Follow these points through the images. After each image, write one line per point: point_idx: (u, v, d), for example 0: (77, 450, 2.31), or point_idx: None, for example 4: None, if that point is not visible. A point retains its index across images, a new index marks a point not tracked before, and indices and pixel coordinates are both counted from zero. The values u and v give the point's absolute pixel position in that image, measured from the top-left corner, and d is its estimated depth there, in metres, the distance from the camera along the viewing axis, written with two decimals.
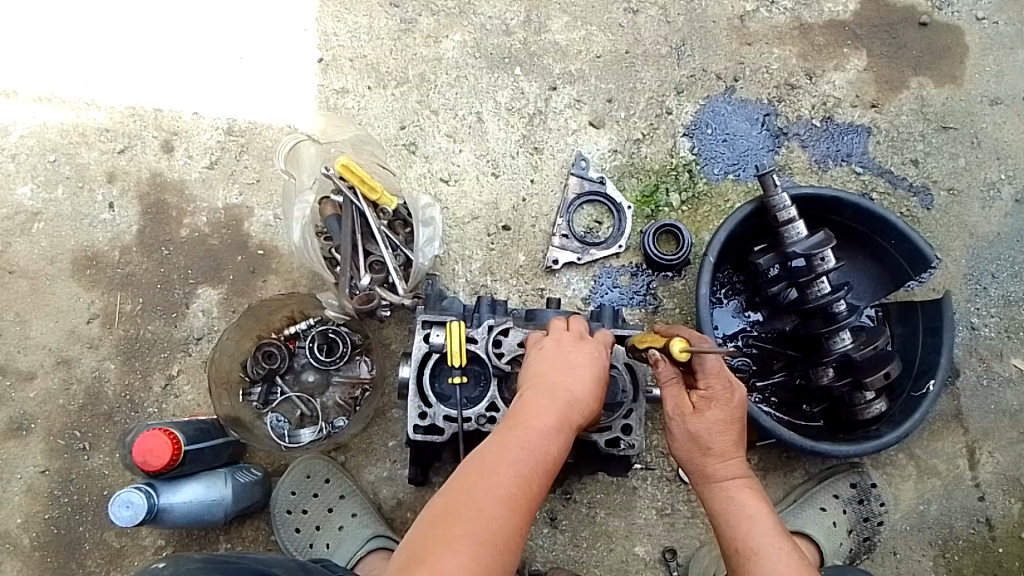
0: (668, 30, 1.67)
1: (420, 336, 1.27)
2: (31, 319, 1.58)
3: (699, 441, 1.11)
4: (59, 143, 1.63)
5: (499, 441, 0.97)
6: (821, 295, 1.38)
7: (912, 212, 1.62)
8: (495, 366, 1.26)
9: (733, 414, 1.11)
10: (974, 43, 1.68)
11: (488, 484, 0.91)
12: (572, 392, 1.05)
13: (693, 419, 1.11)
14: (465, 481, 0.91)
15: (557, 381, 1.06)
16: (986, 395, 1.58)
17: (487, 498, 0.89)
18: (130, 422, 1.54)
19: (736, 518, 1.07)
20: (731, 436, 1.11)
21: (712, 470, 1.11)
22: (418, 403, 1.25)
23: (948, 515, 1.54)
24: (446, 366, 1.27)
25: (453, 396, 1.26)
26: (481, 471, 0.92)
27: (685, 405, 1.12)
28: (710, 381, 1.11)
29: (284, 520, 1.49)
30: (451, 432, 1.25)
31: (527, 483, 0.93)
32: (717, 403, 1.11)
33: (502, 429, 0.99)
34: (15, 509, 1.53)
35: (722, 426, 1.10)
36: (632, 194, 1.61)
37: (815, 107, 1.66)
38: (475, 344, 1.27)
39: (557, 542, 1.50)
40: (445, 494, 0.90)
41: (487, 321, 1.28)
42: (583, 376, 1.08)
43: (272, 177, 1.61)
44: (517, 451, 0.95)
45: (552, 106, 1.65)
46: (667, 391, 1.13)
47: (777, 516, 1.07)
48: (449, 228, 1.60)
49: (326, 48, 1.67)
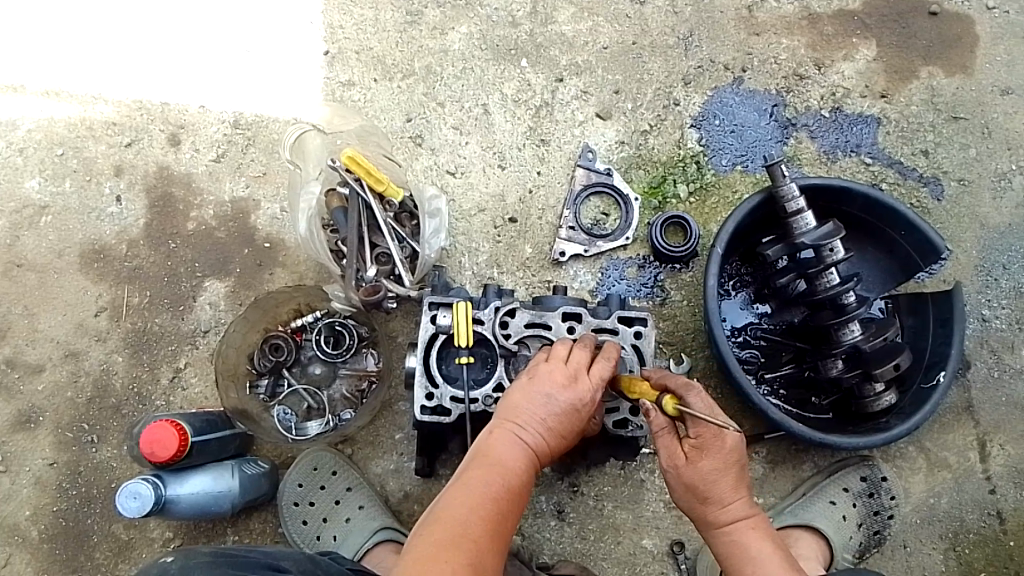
0: (675, 21, 1.66)
1: (426, 317, 1.26)
2: (39, 312, 1.59)
3: (696, 490, 1.10)
4: (67, 137, 1.64)
5: (473, 474, 0.99)
6: (830, 287, 1.36)
7: (923, 203, 1.61)
8: (501, 346, 1.26)
9: (727, 461, 1.08)
10: (985, 33, 1.66)
11: (466, 515, 0.93)
12: (540, 434, 1.06)
13: (687, 470, 1.09)
14: (442, 519, 0.93)
15: (526, 419, 1.06)
16: (996, 386, 1.57)
17: (464, 534, 0.91)
18: (137, 415, 1.55)
19: (739, 563, 1.08)
20: (730, 481, 1.09)
21: (712, 517, 1.11)
22: (424, 383, 1.25)
23: (959, 508, 1.53)
24: (453, 348, 1.27)
25: (460, 378, 1.26)
26: (459, 503, 0.95)
27: (678, 456, 1.10)
28: (699, 431, 1.08)
29: (291, 512, 1.48)
30: (458, 414, 1.25)
31: (501, 513, 0.96)
32: (709, 453, 1.08)
33: (475, 463, 1.01)
34: (24, 501, 1.54)
35: (718, 474, 1.09)
36: (639, 186, 1.60)
37: (824, 98, 1.64)
38: (481, 326, 1.26)
39: (565, 535, 1.50)
40: (428, 530, 0.91)
41: (494, 302, 1.27)
42: (554, 418, 1.07)
43: (279, 169, 1.61)
44: (491, 484, 0.98)
45: (559, 97, 1.64)
46: (661, 441, 1.12)
47: (784, 555, 1.08)
48: (455, 220, 1.60)
49: (332, 41, 1.66)
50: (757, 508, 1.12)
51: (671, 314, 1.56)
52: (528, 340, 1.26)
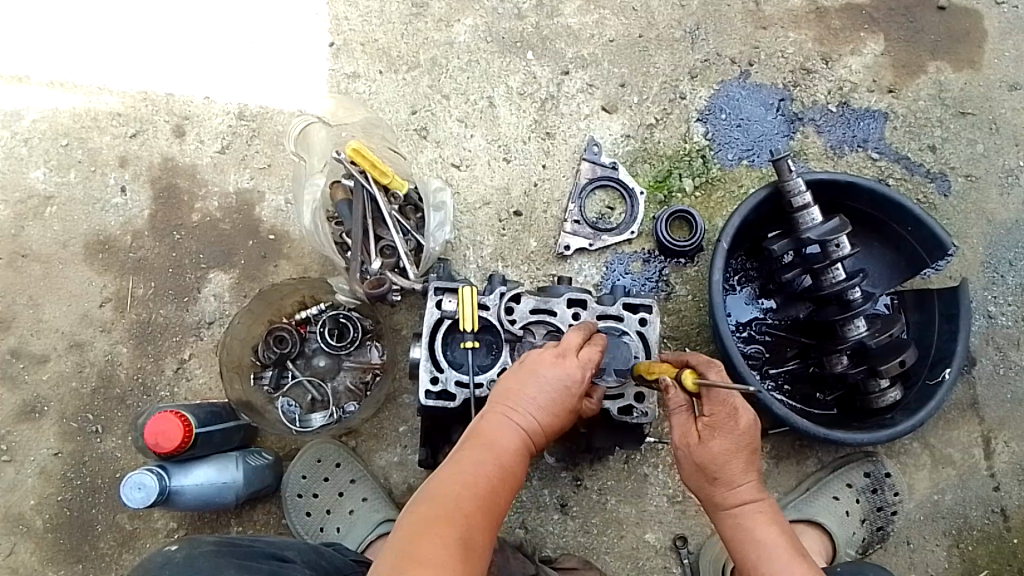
0: (682, 14, 1.65)
1: (432, 302, 1.26)
2: (44, 302, 1.59)
3: (706, 470, 1.10)
4: (71, 127, 1.63)
5: (465, 456, 0.98)
6: (835, 283, 1.36)
7: (929, 199, 1.60)
8: (506, 331, 1.26)
9: (739, 442, 1.09)
10: (994, 28, 1.65)
11: (457, 494, 0.93)
12: (534, 413, 1.05)
13: (699, 450, 1.10)
14: (433, 497, 0.92)
15: (520, 400, 1.05)
16: (1002, 383, 1.56)
17: (454, 512, 0.90)
18: (142, 406, 1.55)
19: (744, 546, 1.07)
20: (741, 462, 1.09)
21: (720, 498, 1.10)
22: (429, 368, 1.24)
23: (963, 505, 1.53)
24: (458, 333, 1.26)
25: (465, 363, 1.25)
26: (451, 482, 0.94)
27: (691, 435, 1.11)
28: (714, 409, 1.09)
29: (296, 503, 1.49)
30: (463, 399, 1.24)
31: (494, 492, 0.95)
32: (721, 432, 1.09)
33: (468, 444, 1.01)
34: (29, 490, 1.54)
35: (729, 454, 1.09)
36: (645, 180, 1.60)
37: (831, 92, 1.63)
38: (487, 311, 1.26)
39: (568, 528, 1.50)
40: (418, 507, 0.91)
41: (499, 288, 1.27)
42: (548, 398, 1.06)
43: (283, 161, 1.60)
44: (483, 464, 0.98)
45: (564, 90, 1.63)
46: (675, 420, 1.12)
47: (791, 540, 1.06)
48: (460, 213, 1.60)
49: (337, 33, 1.66)
50: (766, 494, 1.11)
51: (676, 308, 1.56)
52: (534, 326, 1.27)
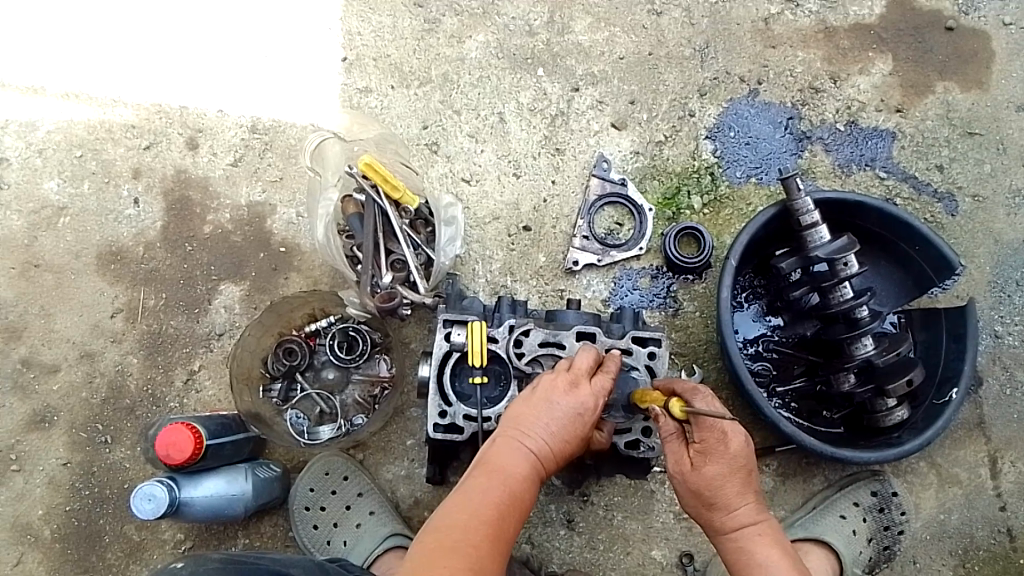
0: (692, 32, 1.66)
1: (441, 334, 1.26)
2: (56, 312, 1.60)
3: (701, 496, 1.10)
4: (86, 139, 1.65)
5: (476, 484, 1.00)
6: (843, 301, 1.36)
7: (937, 218, 1.61)
8: (515, 366, 1.25)
9: (732, 465, 1.09)
10: (1002, 49, 1.66)
11: (466, 522, 0.94)
12: (544, 441, 1.05)
13: (693, 477, 1.10)
14: (444, 525, 0.94)
15: (529, 427, 1.06)
16: (1009, 403, 1.56)
17: (463, 541, 0.91)
18: (152, 416, 1.56)
19: (746, 569, 1.07)
20: (736, 486, 1.09)
21: (719, 523, 1.11)
22: (438, 402, 1.25)
23: (969, 524, 1.53)
24: (466, 366, 1.27)
25: (473, 396, 1.26)
26: (461, 509, 0.96)
27: (684, 463, 1.11)
28: (704, 435, 1.09)
29: (303, 516, 1.50)
30: (470, 432, 1.25)
31: (503, 520, 0.96)
32: (714, 457, 1.09)
33: (478, 470, 1.02)
34: (37, 500, 1.55)
35: (723, 479, 1.09)
36: (653, 197, 1.61)
37: (839, 111, 1.64)
38: (496, 344, 1.26)
39: (574, 544, 1.50)
40: (429, 534, 0.93)
41: (508, 321, 1.27)
42: (558, 424, 1.06)
43: (296, 174, 1.62)
44: (493, 490, 0.99)
45: (574, 107, 1.65)
46: (668, 447, 1.13)
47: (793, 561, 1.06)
48: (469, 227, 1.60)
49: (350, 47, 1.67)
50: (766, 515, 1.11)
51: (684, 325, 1.56)
52: (542, 359, 1.26)
